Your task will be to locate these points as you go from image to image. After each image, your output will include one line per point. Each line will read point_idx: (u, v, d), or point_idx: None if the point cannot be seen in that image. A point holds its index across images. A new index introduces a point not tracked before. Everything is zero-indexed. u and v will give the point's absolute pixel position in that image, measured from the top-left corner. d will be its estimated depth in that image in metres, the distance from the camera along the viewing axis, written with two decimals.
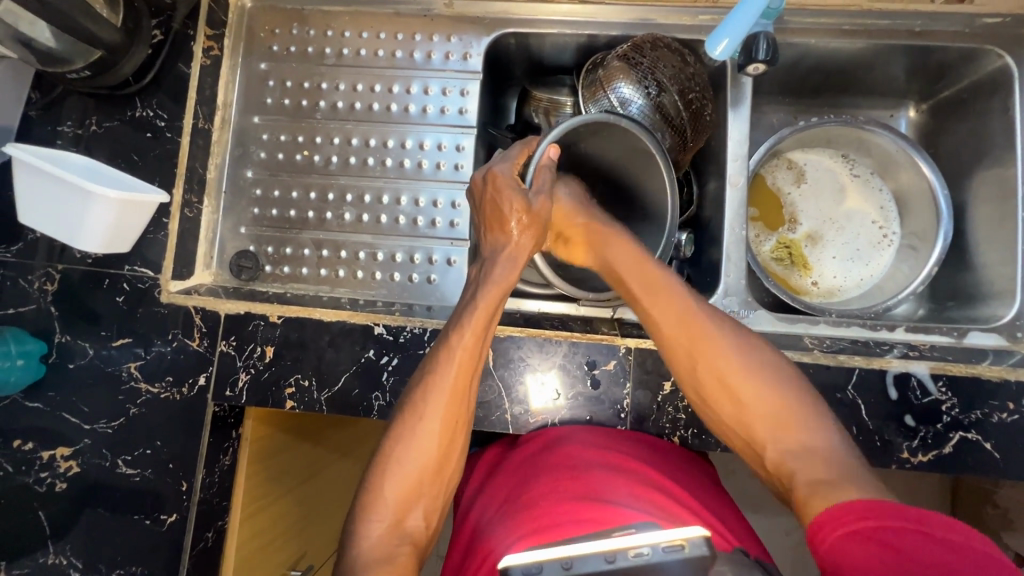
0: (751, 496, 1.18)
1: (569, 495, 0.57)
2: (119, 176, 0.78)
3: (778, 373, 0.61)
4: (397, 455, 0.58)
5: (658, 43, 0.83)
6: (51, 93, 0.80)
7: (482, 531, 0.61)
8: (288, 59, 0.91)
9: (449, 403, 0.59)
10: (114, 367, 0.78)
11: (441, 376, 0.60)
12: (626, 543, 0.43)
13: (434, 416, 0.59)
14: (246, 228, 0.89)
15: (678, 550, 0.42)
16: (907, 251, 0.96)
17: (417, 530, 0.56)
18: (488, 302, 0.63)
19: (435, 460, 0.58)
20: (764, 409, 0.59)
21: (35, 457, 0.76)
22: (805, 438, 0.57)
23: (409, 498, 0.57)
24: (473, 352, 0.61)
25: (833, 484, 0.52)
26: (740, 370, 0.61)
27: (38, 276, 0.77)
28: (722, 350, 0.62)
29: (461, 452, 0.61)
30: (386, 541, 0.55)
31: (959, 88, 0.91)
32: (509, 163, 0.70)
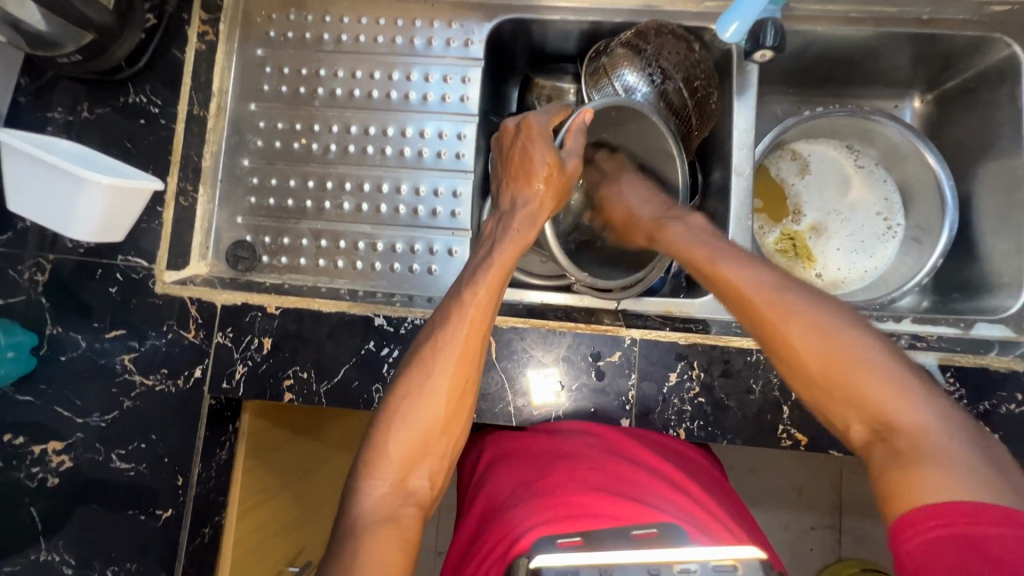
0: (752, 489, 1.18)
1: (588, 486, 0.57)
2: (111, 163, 0.76)
3: (873, 348, 0.54)
4: (405, 412, 0.56)
5: (662, 29, 0.81)
6: (41, 78, 0.77)
7: (490, 517, 0.60)
8: (285, 45, 0.89)
9: (460, 360, 0.58)
10: (107, 359, 0.77)
11: (453, 331, 0.59)
12: (668, 558, 0.44)
13: (444, 373, 0.57)
14: (243, 218, 0.87)
15: (729, 571, 0.43)
16: (912, 243, 0.95)
17: (422, 491, 0.55)
18: (503, 261, 0.62)
19: (442, 419, 0.57)
20: (850, 383, 0.53)
21: (26, 451, 0.74)
22: (906, 419, 0.50)
23: (415, 458, 0.56)
24: (485, 310, 0.60)
25: (926, 463, 0.47)
26: (817, 342, 0.55)
27: (28, 266, 0.76)
28: (817, 335, 0.55)
29: (468, 414, 0.60)
30: (389, 501, 0.53)
31: (965, 78, 0.90)
32: (546, 117, 0.70)
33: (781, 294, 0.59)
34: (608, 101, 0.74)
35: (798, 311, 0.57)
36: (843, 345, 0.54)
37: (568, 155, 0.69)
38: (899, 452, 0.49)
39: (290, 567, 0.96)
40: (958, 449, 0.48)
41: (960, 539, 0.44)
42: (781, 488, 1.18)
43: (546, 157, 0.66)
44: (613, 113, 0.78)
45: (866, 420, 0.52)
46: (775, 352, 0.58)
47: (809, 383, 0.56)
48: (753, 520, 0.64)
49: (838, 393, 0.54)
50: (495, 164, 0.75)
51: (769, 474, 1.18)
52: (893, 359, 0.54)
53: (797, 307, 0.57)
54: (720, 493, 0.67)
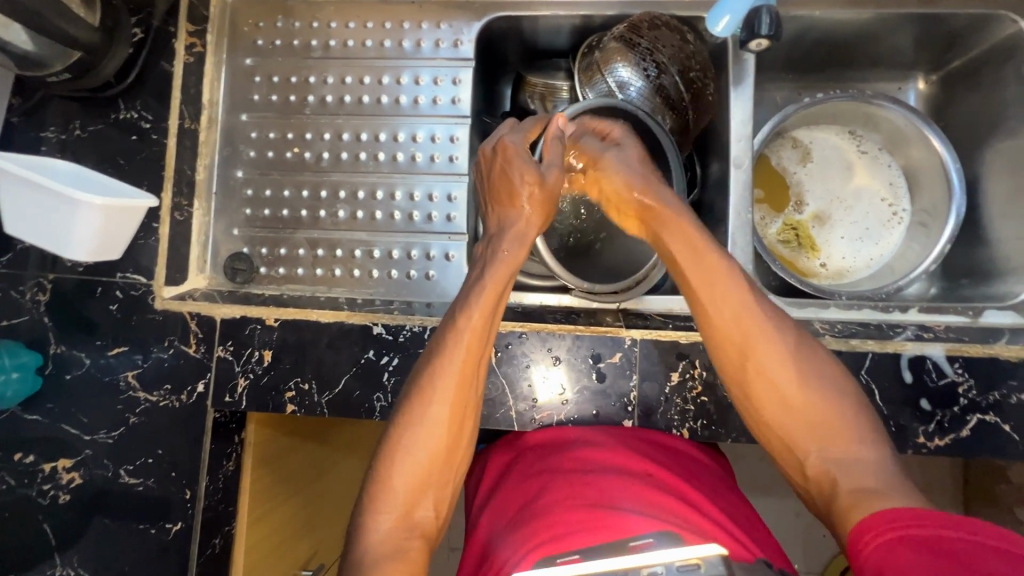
0: (761, 480, 1.17)
1: (579, 502, 0.56)
2: (106, 181, 0.76)
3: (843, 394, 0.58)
4: (405, 445, 0.56)
5: (656, 22, 0.80)
6: (32, 97, 0.77)
7: (495, 541, 0.59)
8: (274, 54, 0.88)
9: (458, 388, 0.57)
10: (111, 376, 0.77)
11: (448, 359, 0.58)
12: (636, 563, 0.46)
13: (443, 401, 0.57)
14: (240, 230, 0.87)
15: (694, 569, 0.45)
16: (919, 229, 0.93)
17: (427, 521, 0.55)
18: (496, 282, 0.61)
19: (443, 449, 0.57)
20: (812, 416, 0.57)
21: (37, 469, 0.75)
22: (861, 453, 0.54)
23: (419, 488, 0.55)
24: (481, 333, 0.59)
25: (876, 493, 0.50)
26: (800, 386, 0.57)
27: (30, 286, 0.76)
28: (779, 355, 0.58)
29: (469, 439, 0.59)
30: (394, 536, 0.53)
31: (971, 57, 0.87)
32: (521, 135, 0.69)
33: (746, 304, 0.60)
34: (585, 105, 0.74)
35: (760, 322, 0.59)
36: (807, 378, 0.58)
37: (551, 167, 0.68)
38: (856, 480, 0.52)
39: (305, 571, 0.96)
40: (899, 480, 0.52)
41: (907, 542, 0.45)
42: None
43: (527, 171, 0.65)
44: (595, 116, 0.77)
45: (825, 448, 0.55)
46: (740, 369, 0.60)
47: (768, 406, 0.59)
48: (759, 523, 0.64)
49: (802, 423, 0.57)
50: (477, 188, 0.74)
51: None
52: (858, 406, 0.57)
53: (773, 344, 0.59)
54: (726, 496, 0.65)
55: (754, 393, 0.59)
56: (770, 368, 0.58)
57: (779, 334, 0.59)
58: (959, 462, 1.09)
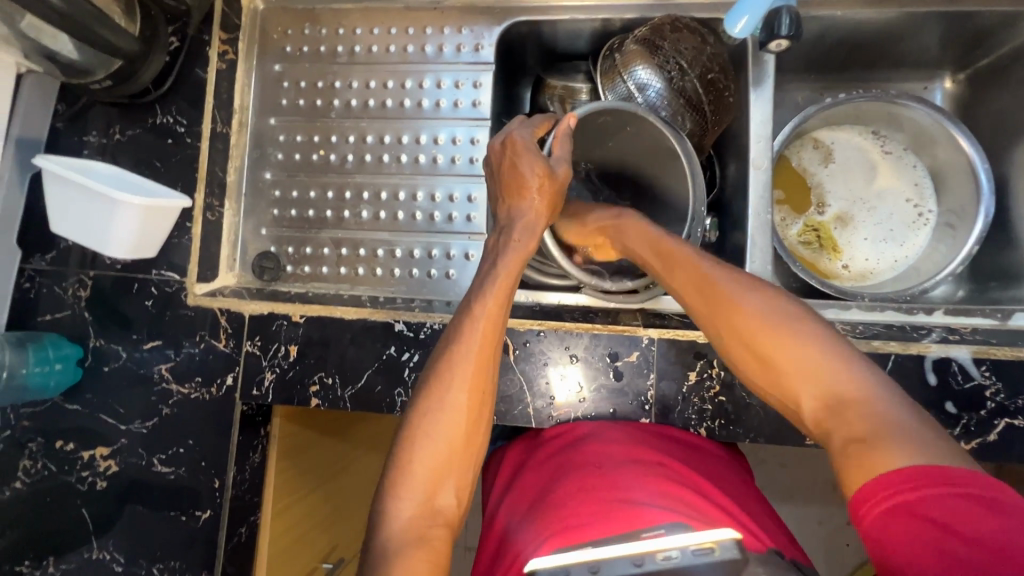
0: (781, 485, 1.16)
1: (594, 494, 0.56)
2: (143, 182, 0.79)
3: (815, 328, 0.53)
4: (424, 430, 0.57)
5: (677, 24, 0.80)
6: (76, 104, 0.82)
7: (513, 528, 0.60)
8: (301, 60, 0.91)
9: (473, 373, 0.58)
10: (146, 369, 0.81)
11: (466, 343, 0.59)
12: (653, 547, 0.47)
13: (460, 386, 0.58)
14: (267, 230, 0.91)
15: (708, 553, 0.47)
16: (946, 230, 0.91)
17: (449, 510, 0.56)
18: (508, 272, 0.63)
19: (462, 433, 0.57)
20: (804, 367, 0.51)
21: (77, 457, 0.79)
22: (868, 406, 0.48)
23: (438, 474, 0.56)
24: (496, 319, 0.60)
25: (870, 444, 0.45)
26: (754, 319, 0.55)
27: (72, 282, 0.80)
28: (747, 315, 0.56)
29: (488, 425, 0.60)
30: (418, 523, 0.54)
31: (1000, 55, 0.86)
32: (529, 130, 0.70)
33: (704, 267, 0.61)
34: (596, 105, 0.73)
35: (702, 270, 0.61)
36: (789, 337, 0.53)
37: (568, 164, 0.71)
38: (853, 429, 0.47)
39: (324, 564, 0.99)
40: (905, 423, 0.46)
41: (906, 509, 0.42)
42: (815, 482, 1.15)
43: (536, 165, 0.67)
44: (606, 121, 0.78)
45: (828, 410, 0.49)
46: (711, 321, 0.59)
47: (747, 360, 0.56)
48: (777, 519, 0.64)
49: (794, 391, 0.52)
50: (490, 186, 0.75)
51: (800, 467, 1.16)
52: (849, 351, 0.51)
53: (734, 294, 0.58)
54: (741, 491, 0.65)
55: (732, 348, 0.57)
56: (733, 314, 0.57)
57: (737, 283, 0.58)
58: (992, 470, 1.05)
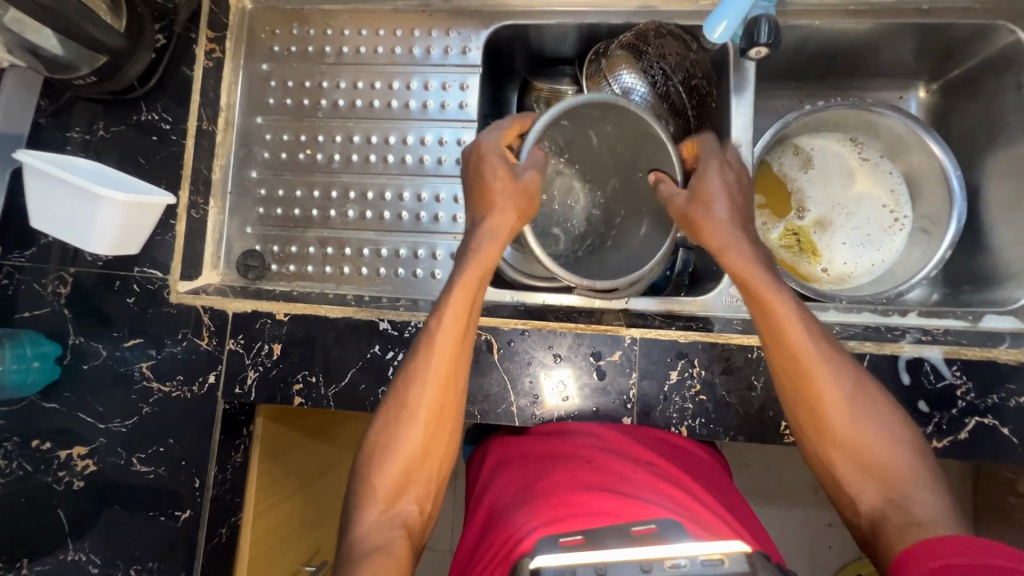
0: (763, 487, 1.17)
1: (585, 485, 0.57)
2: (127, 179, 0.79)
3: (891, 422, 0.58)
4: (385, 443, 0.59)
5: (662, 30, 0.82)
6: (59, 100, 0.81)
7: (497, 518, 0.60)
8: (289, 59, 0.92)
9: (434, 388, 0.60)
10: (126, 367, 0.80)
11: (425, 359, 0.60)
12: (661, 553, 0.46)
13: (420, 401, 0.60)
14: (252, 228, 0.90)
15: (717, 564, 0.45)
16: (920, 235, 0.94)
17: (410, 517, 0.58)
18: (469, 280, 0.62)
19: (421, 447, 0.59)
20: (879, 463, 0.57)
21: (53, 456, 0.78)
22: (916, 492, 0.55)
23: (399, 485, 0.58)
24: (455, 335, 0.61)
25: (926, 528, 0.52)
26: (845, 405, 0.58)
27: (52, 279, 0.79)
28: (828, 379, 0.59)
29: (449, 438, 0.62)
30: (379, 530, 0.56)
31: (970, 66, 0.89)
32: (496, 134, 0.68)
33: (786, 313, 0.60)
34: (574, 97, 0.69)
35: (810, 327, 0.60)
36: (855, 410, 0.58)
37: (699, 177, 0.66)
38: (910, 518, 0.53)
39: (307, 566, 0.98)
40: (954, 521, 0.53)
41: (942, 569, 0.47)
42: (796, 484, 1.17)
43: (739, 200, 0.66)
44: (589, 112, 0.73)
45: (876, 483, 0.57)
46: (797, 388, 0.60)
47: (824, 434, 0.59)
48: (754, 518, 0.65)
49: (857, 462, 0.58)
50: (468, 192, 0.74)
51: (782, 469, 1.17)
52: (908, 433, 0.59)
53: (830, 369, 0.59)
54: (722, 490, 0.66)
55: (805, 415, 0.60)
56: (826, 389, 0.59)
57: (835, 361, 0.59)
58: (967, 470, 1.08)
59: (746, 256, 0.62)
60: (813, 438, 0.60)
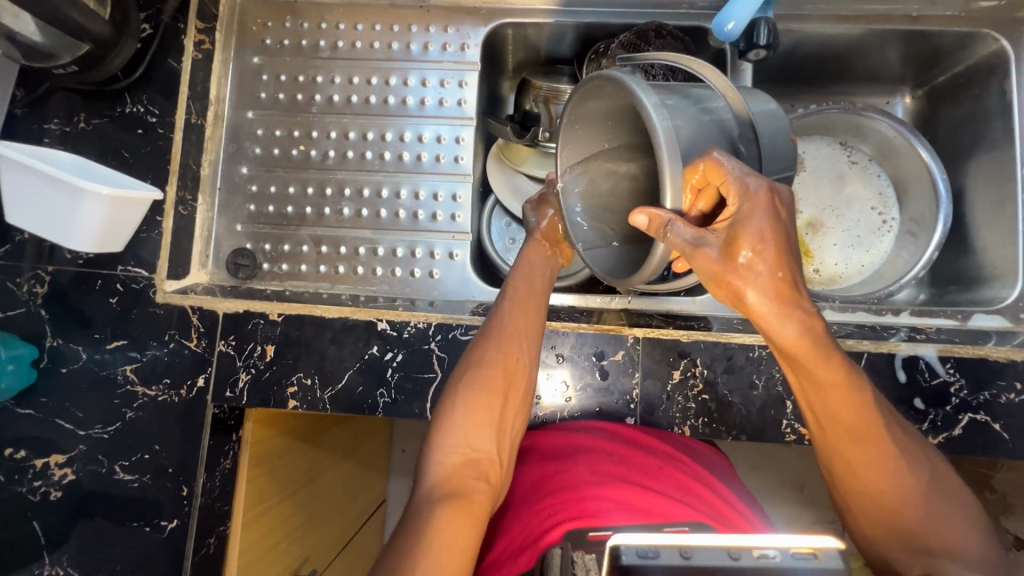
0: (754, 486, 1.19)
1: (612, 478, 0.60)
2: (111, 173, 0.75)
3: (939, 487, 0.57)
4: (465, 388, 0.61)
5: (663, 30, 0.81)
6: (37, 89, 0.77)
7: (521, 505, 0.63)
8: (281, 53, 0.89)
9: (515, 338, 0.64)
10: (108, 370, 0.76)
11: (507, 314, 0.66)
12: (746, 542, 0.40)
13: (505, 346, 0.63)
14: (243, 226, 0.87)
15: (809, 559, 0.38)
16: (908, 237, 0.96)
17: (485, 462, 0.59)
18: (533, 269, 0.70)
19: (501, 394, 0.61)
20: (919, 530, 0.55)
21: (28, 466, 0.73)
22: (948, 546, 0.54)
23: (477, 433, 0.59)
24: (533, 299, 0.67)
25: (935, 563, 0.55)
26: (891, 474, 0.56)
27: (27, 278, 0.75)
28: (863, 452, 0.56)
29: (525, 395, 0.64)
30: (455, 476, 0.56)
31: (955, 73, 0.91)
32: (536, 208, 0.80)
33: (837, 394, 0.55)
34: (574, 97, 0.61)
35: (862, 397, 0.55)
36: (898, 473, 0.56)
37: (738, 221, 0.51)
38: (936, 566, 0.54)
39: None
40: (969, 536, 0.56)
41: None
42: (786, 483, 1.18)
43: (782, 265, 0.50)
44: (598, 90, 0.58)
45: (901, 541, 0.56)
46: (841, 454, 0.57)
47: (865, 497, 0.57)
48: (757, 511, 0.70)
49: (886, 522, 0.56)
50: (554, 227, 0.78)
51: (771, 469, 1.19)
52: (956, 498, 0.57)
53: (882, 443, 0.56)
54: (733, 486, 0.71)
55: (844, 478, 0.57)
56: (874, 459, 0.56)
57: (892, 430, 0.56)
58: None
59: (789, 339, 0.52)
60: (853, 501, 0.58)
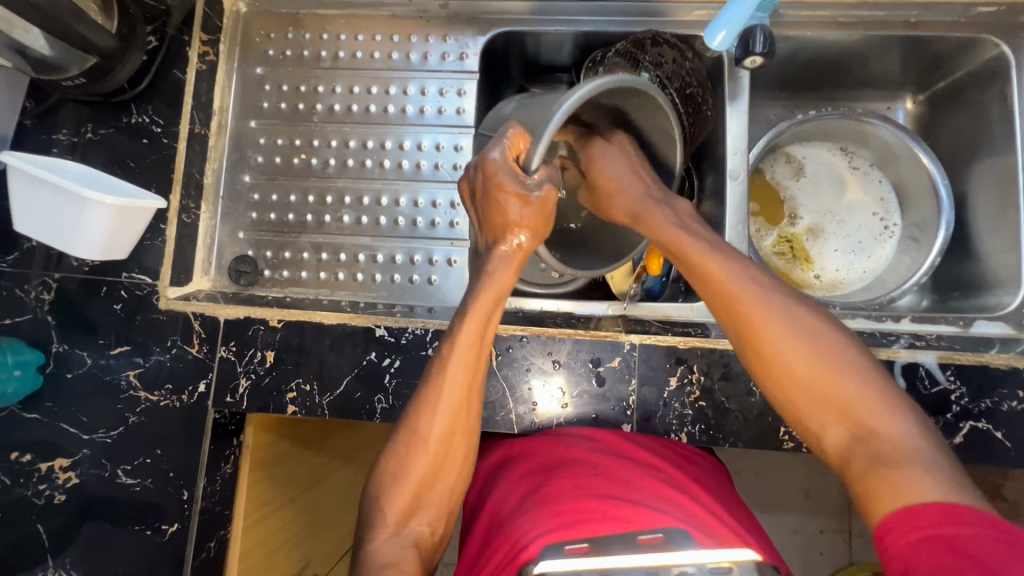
0: (758, 493, 1.18)
1: (592, 492, 0.59)
2: (116, 182, 0.77)
3: (858, 362, 0.57)
4: (400, 461, 0.61)
5: (658, 39, 0.83)
6: (46, 101, 0.79)
7: (501, 523, 0.62)
8: (284, 63, 0.91)
9: (456, 407, 0.61)
10: (112, 376, 0.77)
11: (450, 378, 0.60)
12: (668, 561, 0.49)
13: (441, 413, 0.60)
14: (245, 233, 0.89)
15: (725, 572, 0.49)
16: (910, 242, 0.95)
17: (422, 535, 0.60)
18: (485, 305, 0.60)
19: (434, 464, 0.61)
20: (848, 404, 0.55)
21: (33, 470, 0.74)
22: (876, 416, 0.54)
23: (412, 504, 0.60)
24: (478, 349, 0.61)
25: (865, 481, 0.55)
26: (803, 356, 0.57)
27: (35, 285, 0.77)
28: (776, 325, 0.59)
29: (464, 457, 0.63)
30: (389, 547, 0.58)
31: (956, 78, 0.91)
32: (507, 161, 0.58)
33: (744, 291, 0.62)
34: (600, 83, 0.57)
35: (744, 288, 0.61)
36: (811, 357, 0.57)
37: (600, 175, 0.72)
38: (879, 453, 0.52)
39: None
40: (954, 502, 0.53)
41: (943, 542, 0.46)
42: (789, 492, 1.17)
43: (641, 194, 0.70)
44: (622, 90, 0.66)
45: (849, 440, 0.54)
46: (754, 355, 0.60)
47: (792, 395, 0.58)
48: (754, 522, 0.66)
49: (828, 413, 0.56)
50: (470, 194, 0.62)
51: (774, 477, 1.18)
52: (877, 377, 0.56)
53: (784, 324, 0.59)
54: (725, 493, 0.68)
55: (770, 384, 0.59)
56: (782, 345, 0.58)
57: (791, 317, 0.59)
58: None
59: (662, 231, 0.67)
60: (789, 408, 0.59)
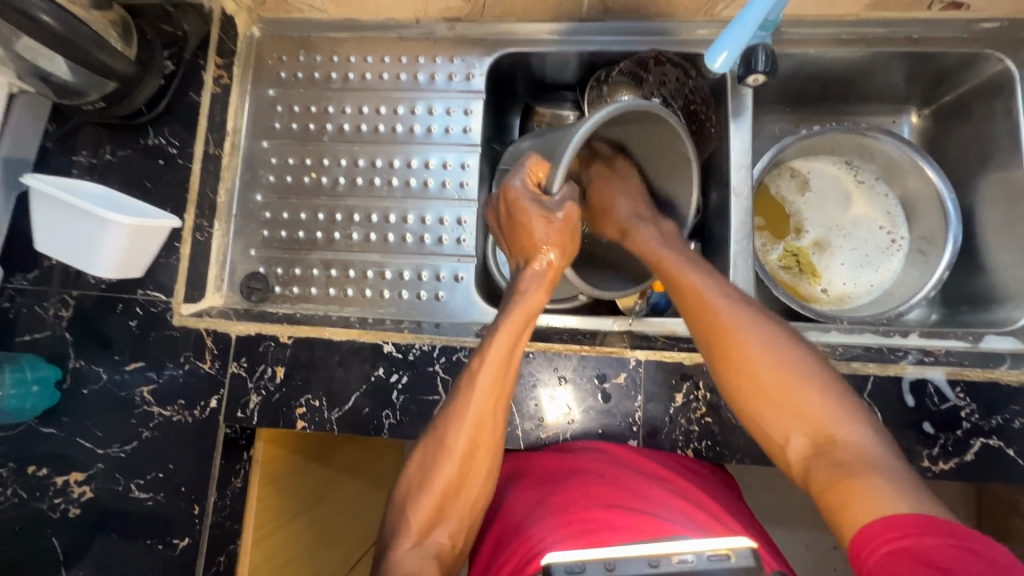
0: (769, 509, 1.16)
1: (600, 502, 0.59)
2: (132, 203, 0.79)
3: (815, 369, 0.59)
4: (424, 472, 0.62)
5: (661, 59, 0.86)
6: (67, 125, 0.82)
7: (509, 536, 0.62)
8: (296, 85, 0.93)
9: (481, 421, 0.61)
10: (127, 391, 0.79)
11: (479, 393, 0.62)
12: (668, 550, 0.45)
13: (468, 426, 0.61)
14: (256, 250, 0.90)
15: (723, 559, 0.43)
16: (918, 256, 0.95)
17: (442, 547, 0.59)
18: (517, 321, 0.62)
19: (458, 477, 0.61)
20: (797, 402, 0.58)
21: (50, 483, 0.76)
22: (832, 419, 0.56)
23: (434, 515, 0.60)
24: (506, 363, 0.62)
25: (855, 471, 0.51)
26: (770, 358, 0.60)
27: (53, 302, 0.79)
28: (736, 319, 0.63)
29: (490, 472, 0.63)
30: (412, 557, 0.57)
31: (960, 92, 0.91)
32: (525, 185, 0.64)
33: (700, 283, 0.67)
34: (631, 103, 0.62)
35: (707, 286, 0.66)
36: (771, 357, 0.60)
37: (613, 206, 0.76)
38: (839, 460, 0.53)
39: None
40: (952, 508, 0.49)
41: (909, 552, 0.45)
42: (800, 509, 1.16)
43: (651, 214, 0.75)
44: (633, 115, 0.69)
45: (791, 420, 0.57)
46: (715, 347, 0.64)
47: (747, 392, 0.61)
48: (765, 537, 0.65)
49: (775, 404, 0.59)
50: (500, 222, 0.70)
51: (785, 493, 1.16)
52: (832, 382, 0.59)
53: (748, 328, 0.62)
54: (732, 506, 0.68)
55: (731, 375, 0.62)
56: (751, 351, 0.61)
57: (751, 322, 0.63)
58: (972, 492, 1.07)
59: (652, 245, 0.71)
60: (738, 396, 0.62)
